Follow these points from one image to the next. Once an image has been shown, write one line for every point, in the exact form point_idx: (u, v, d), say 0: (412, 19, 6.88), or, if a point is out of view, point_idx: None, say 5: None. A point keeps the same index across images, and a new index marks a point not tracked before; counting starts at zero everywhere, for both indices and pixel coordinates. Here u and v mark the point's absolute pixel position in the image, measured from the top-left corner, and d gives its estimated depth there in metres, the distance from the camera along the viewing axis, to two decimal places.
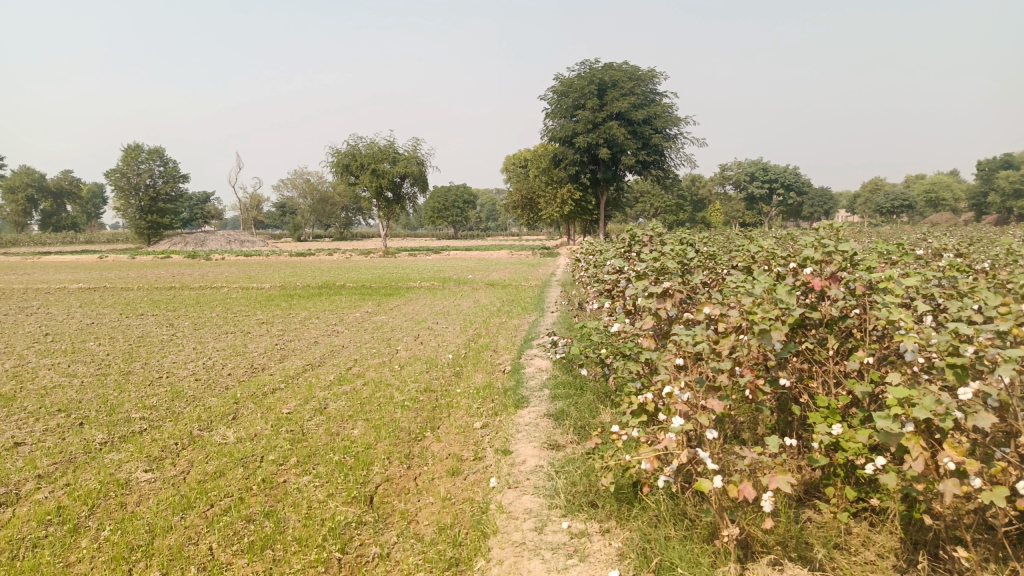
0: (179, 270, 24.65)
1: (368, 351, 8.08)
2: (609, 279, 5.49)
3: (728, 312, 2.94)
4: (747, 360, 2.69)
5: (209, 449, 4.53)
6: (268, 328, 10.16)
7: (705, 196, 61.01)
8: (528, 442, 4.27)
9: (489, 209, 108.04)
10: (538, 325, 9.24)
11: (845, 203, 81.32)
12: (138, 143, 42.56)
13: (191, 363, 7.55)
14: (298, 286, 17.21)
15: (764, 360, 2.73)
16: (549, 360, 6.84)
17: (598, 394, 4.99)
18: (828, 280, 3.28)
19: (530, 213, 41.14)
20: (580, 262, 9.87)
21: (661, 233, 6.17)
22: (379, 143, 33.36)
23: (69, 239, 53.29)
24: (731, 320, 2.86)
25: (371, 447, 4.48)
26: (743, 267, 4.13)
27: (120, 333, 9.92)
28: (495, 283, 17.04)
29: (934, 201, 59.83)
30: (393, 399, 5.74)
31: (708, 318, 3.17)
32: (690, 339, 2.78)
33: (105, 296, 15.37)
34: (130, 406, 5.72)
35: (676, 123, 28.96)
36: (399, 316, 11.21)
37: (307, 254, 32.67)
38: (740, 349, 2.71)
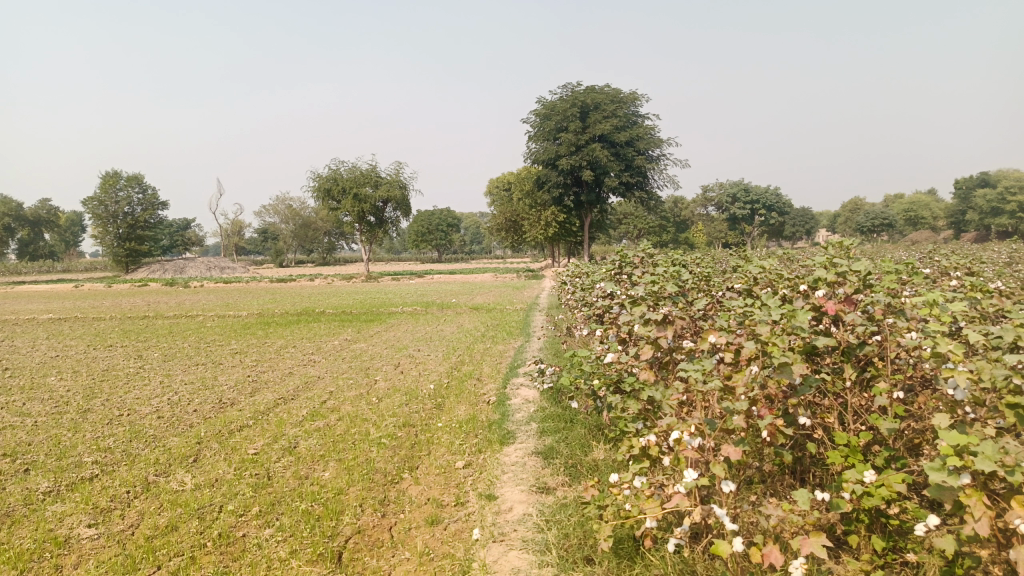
0: (155, 299, 24.08)
1: (346, 382, 7.65)
2: (599, 304, 5.14)
3: (738, 341, 2.61)
4: (762, 397, 2.36)
5: (163, 498, 4.11)
6: (241, 359, 9.71)
7: (688, 217, 61.12)
8: (515, 486, 3.89)
9: (473, 233, 108.26)
10: (523, 352, 8.87)
11: (826, 223, 82.15)
12: (116, 170, 42.12)
13: (155, 398, 7.10)
14: (277, 313, 16.78)
15: (784, 396, 2.41)
16: (536, 390, 6.46)
17: (589, 428, 4.64)
18: (843, 303, 2.97)
19: (514, 237, 40.88)
20: (566, 285, 9.54)
21: (652, 255, 5.85)
22: (361, 167, 33.06)
23: (45, 268, 52.45)
24: (742, 349, 2.53)
25: (342, 492, 4.08)
26: (743, 288, 3.82)
27: (85, 366, 9.43)
28: (479, 306, 16.66)
29: (913, 220, 60.37)
30: (369, 436, 5.33)
31: (714, 347, 2.83)
32: (700, 374, 2.44)
33: (75, 326, 14.81)
34: (83, 449, 5.27)
35: (658, 145, 28.94)
36: (379, 344, 10.78)
37: (288, 281, 32.12)
38: (755, 385, 2.36)
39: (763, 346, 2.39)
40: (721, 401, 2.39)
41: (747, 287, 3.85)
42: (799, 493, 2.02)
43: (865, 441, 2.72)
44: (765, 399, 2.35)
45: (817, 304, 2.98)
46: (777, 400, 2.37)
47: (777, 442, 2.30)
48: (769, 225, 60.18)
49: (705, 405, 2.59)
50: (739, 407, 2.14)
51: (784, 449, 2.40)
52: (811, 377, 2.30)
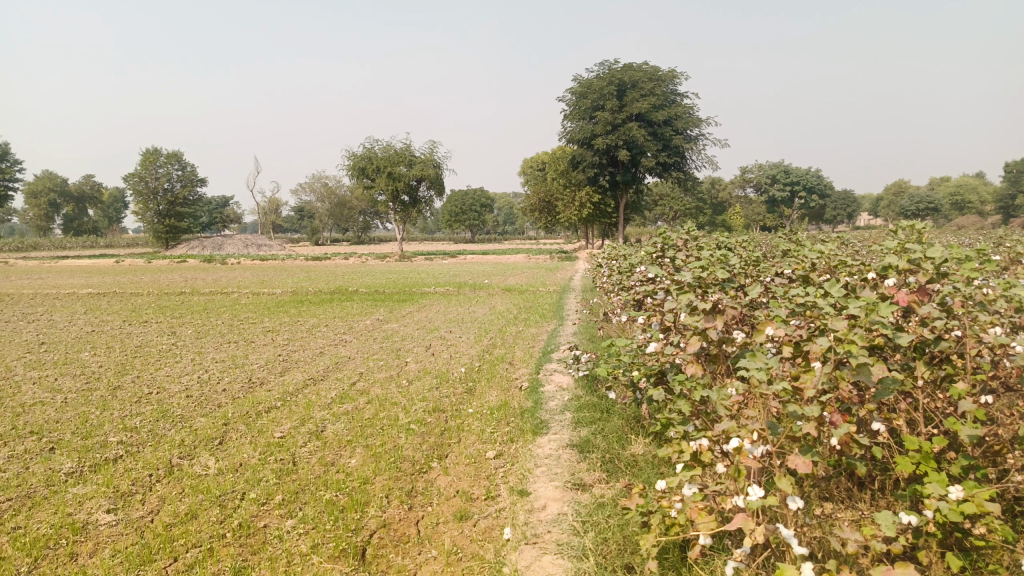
0: (193, 275, 24.34)
1: (376, 364, 7.50)
2: (639, 288, 4.86)
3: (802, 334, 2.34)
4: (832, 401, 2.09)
5: (185, 484, 3.99)
6: (273, 337, 9.65)
7: (725, 199, 59.96)
8: (548, 481, 3.67)
9: (506, 213, 108.02)
10: (557, 336, 8.64)
11: (869, 206, 80.13)
12: (157, 147, 42.69)
13: (185, 376, 7.04)
14: (310, 291, 16.78)
15: (857, 400, 2.15)
16: (571, 377, 6.22)
17: (627, 419, 4.40)
18: (917, 294, 2.67)
19: (548, 217, 40.47)
20: (601, 268, 9.27)
21: (696, 237, 5.54)
22: (395, 146, 32.96)
23: (89, 243, 53.63)
24: (808, 346, 2.26)
25: (367, 482, 3.90)
26: (798, 274, 3.52)
27: (118, 342, 9.44)
28: (511, 288, 16.46)
29: (960, 204, 58.49)
30: (397, 422, 5.15)
31: (773, 341, 2.56)
32: (762, 373, 2.18)
33: (112, 301, 14.96)
34: (109, 428, 5.20)
35: (697, 124, 28.27)
36: (410, 325, 10.64)
37: (322, 260, 32.31)
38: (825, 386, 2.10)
39: (834, 344, 2.12)
40: (786, 405, 2.13)
41: (802, 274, 3.54)
42: (880, 515, 1.77)
43: (940, 447, 2.46)
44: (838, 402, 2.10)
45: (886, 293, 2.69)
46: (850, 404, 2.11)
47: (847, 451, 2.06)
48: (809, 207, 58.80)
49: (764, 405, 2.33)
50: (810, 414, 1.90)
51: (855, 459, 2.14)
52: (891, 380, 2.03)
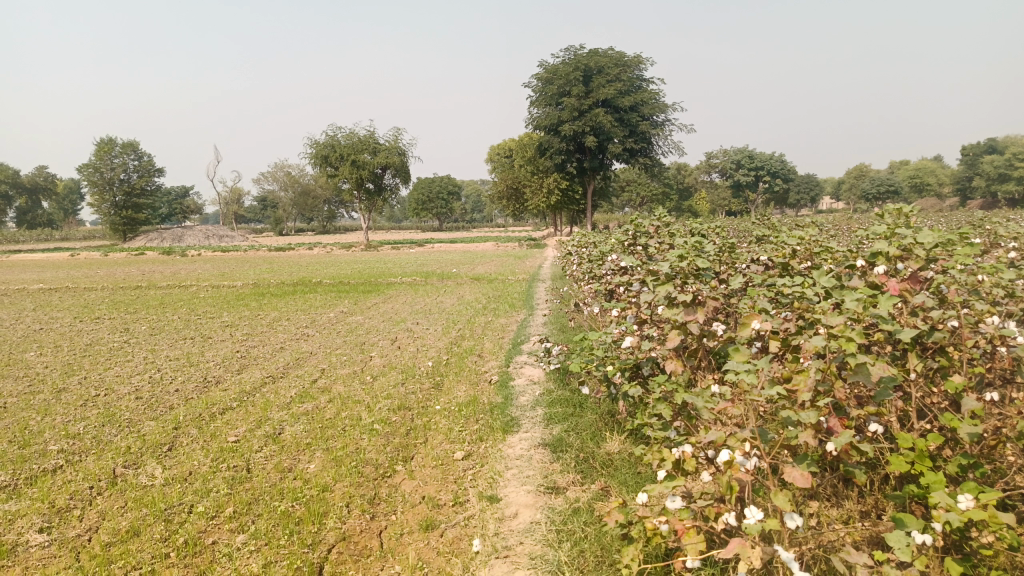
0: (151, 268, 23.63)
1: (339, 359, 7.21)
2: (612, 278, 4.66)
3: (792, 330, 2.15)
4: (829, 402, 1.92)
5: (129, 496, 3.70)
6: (232, 333, 9.28)
7: (691, 184, 60.26)
8: (519, 485, 3.46)
9: (473, 201, 107.56)
10: (527, 326, 8.42)
11: (831, 190, 81.33)
12: (112, 136, 41.32)
13: (136, 377, 6.68)
14: (273, 283, 16.32)
15: (854, 401, 1.98)
16: (542, 370, 6.01)
17: (601, 414, 4.21)
18: (909, 283, 2.51)
19: (516, 205, 40.18)
20: (570, 256, 9.06)
21: (669, 224, 5.36)
22: (359, 133, 32.35)
23: (43, 236, 51.92)
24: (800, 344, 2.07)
25: (327, 490, 3.65)
26: (778, 262, 3.35)
27: (67, 341, 8.98)
28: (480, 276, 16.17)
29: (919, 187, 59.70)
30: (360, 422, 4.88)
31: (759, 338, 2.37)
32: (752, 375, 1.99)
33: (64, 297, 14.33)
34: (50, 435, 4.85)
35: (663, 110, 28.23)
36: (376, 317, 10.32)
37: (287, 250, 31.61)
38: (823, 387, 1.91)
39: (830, 341, 1.94)
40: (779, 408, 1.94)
41: (783, 261, 3.37)
42: None
43: (934, 446, 2.32)
44: (834, 405, 1.92)
45: (875, 282, 2.53)
46: (846, 407, 1.94)
47: (846, 457, 1.89)
48: (774, 191, 59.46)
49: (752, 406, 2.15)
50: (809, 422, 1.71)
51: (854, 465, 1.98)
52: (892, 381, 1.87)
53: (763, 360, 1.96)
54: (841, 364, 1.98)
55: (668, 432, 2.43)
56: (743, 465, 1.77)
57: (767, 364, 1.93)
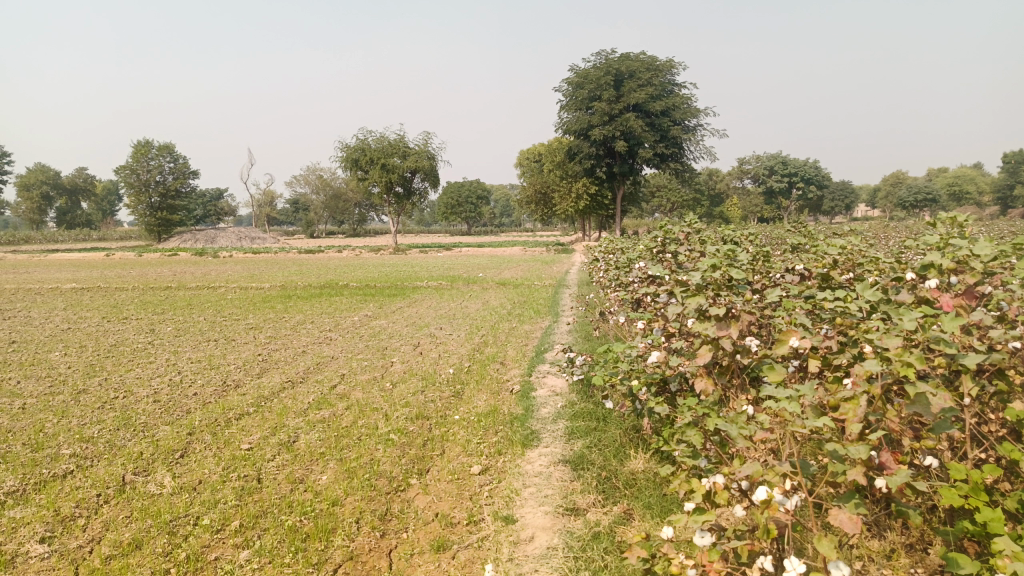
0: (183, 269, 23.86)
1: (359, 365, 7.08)
2: (639, 287, 4.46)
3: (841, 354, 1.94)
4: (880, 435, 1.71)
5: (135, 505, 3.59)
6: (255, 335, 9.23)
7: (723, 190, 59.58)
8: (537, 505, 3.28)
9: (503, 205, 107.72)
10: (552, 334, 8.23)
11: (866, 198, 79.83)
12: (149, 138, 42.01)
13: (156, 379, 6.62)
14: (300, 286, 16.33)
15: (908, 433, 1.77)
16: (565, 380, 5.81)
17: (625, 429, 4.01)
18: (964, 299, 2.28)
19: (544, 209, 39.98)
20: (597, 261, 8.85)
21: (700, 231, 5.13)
22: (389, 137, 32.44)
23: (82, 236, 52.96)
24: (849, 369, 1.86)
25: (337, 504, 3.51)
26: (817, 273, 3.13)
27: (92, 341, 9.01)
28: (506, 281, 16.02)
29: (957, 195, 58.31)
30: (376, 431, 4.74)
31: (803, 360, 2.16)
32: (796, 402, 1.79)
33: (95, 297, 14.48)
34: (64, 439, 4.78)
35: (695, 115, 27.86)
36: (399, 321, 10.21)
37: (316, 252, 31.74)
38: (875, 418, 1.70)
39: (884, 367, 1.73)
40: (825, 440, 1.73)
41: (822, 272, 3.15)
42: None
43: (992, 479, 2.09)
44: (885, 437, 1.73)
45: (928, 298, 2.33)
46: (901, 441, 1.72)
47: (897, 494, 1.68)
48: (807, 198, 58.53)
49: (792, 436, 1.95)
50: (858, 458, 1.51)
51: (907, 504, 1.77)
52: (953, 412, 1.66)
53: (807, 385, 1.76)
54: (894, 390, 1.78)
55: (697, 458, 2.24)
56: (782, 504, 1.58)
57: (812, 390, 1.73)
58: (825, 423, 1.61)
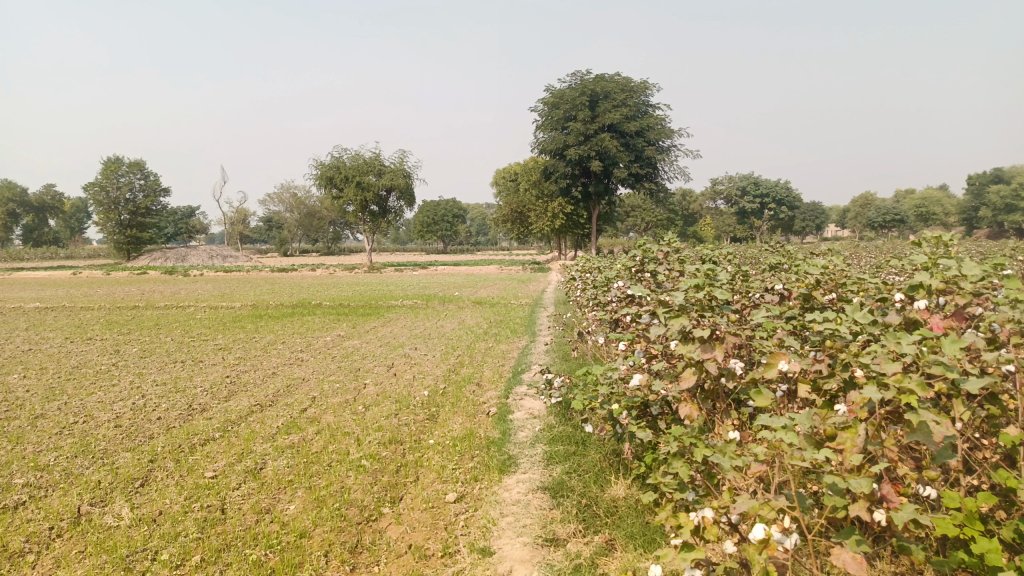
0: (152, 288, 23.39)
1: (331, 387, 6.90)
2: (618, 307, 4.37)
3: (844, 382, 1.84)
4: (880, 467, 1.62)
5: (89, 539, 3.39)
6: (224, 356, 9.00)
7: (696, 210, 60.20)
8: (515, 536, 3.15)
9: (479, 225, 107.86)
10: (528, 354, 8.12)
11: (836, 218, 81.13)
12: (119, 155, 41.39)
13: (119, 403, 6.38)
14: (272, 305, 16.06)
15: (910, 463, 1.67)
16: (542, 403, 5.69)
17: (605, 454, 3.90)
18: (954, 321, 2.21)
19: (520, 228, 40.01)
20: (574, 280, 8.76)
21: (679, 250, 5.07)
22: (364, 155, 32.30)
23: (49, 254, 51.90)
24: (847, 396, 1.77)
25: (305, 536, 3.35)
26: (800, 293, 3.06)
27: (54, 363, 8.71)
28: (481, 300, 15.90)
29: (924, 216, 59.48)
30: (347, 457, 4.57)
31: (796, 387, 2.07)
32: (791, 431, 1.69)
33: (59, 317, 14.08)
34: (17, 467, 4.54)
35: (669, 136, 28.12)
36: (373, 342, 10.02)
37: (290, 270, 31.42)
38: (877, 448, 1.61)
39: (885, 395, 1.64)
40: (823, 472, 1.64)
41: (805, 292, 3.08)
42: None
43: (988, 507, 2.01)
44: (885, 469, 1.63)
45: (919, 319, 2.26)
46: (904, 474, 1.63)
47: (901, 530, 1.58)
48: (779, 219, 59.31)
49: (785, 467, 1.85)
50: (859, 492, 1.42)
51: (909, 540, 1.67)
52: (956, 440, 1.57)
53: (802, 414, 1.67)
54: (892, 417, 1.70)
55: (684, 490, 2.13)
56: (781, 544, 1.48)
57: (809, 419, 1.64)
58: (824, 455, 1.52)
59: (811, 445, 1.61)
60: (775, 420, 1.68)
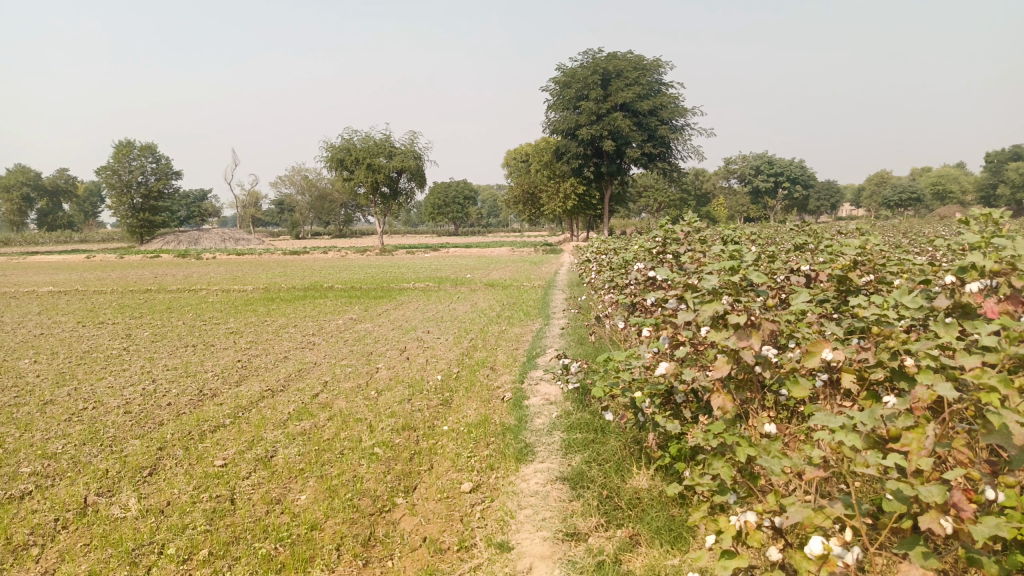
0: (165, 271, 23.39)
1: (343, 372, 6.79)
2: (639, 290, 4.22)
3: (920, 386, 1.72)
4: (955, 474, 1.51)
5: (95, 532, 3.29)
6: (235, 340, 8.91)
7: (710, 190, 59.60)
8: (534, 531, 3.01)
9: (490, 206, 107.43)
10: (543, 338, 7.97)
11: (851, 199, 80.27)
12: (130, 139, 41.35)
13: (128, 388, 6.29)
14: (284, 288, 15.96)
15: (986, 468, 1.56)
16: (558, 388, 5.55)
17: (626, 442, 3.76)
18: (1012, 305, 2.03)
19: (532, 209, 39.72)
20: (589, 261, 8.57)
21: (699, 230, 4.89)
22: (375, 137, 32.09)
23: (63, 238, 52.12)
24: (919, 396, 1.67)
25: (316, 529, 3.23)
26: (833, 274, 2.89)
27: (66, 348, 8.64)
28: (494, 283, 15.74)
29: (941, 194, 58.60)
30: (360, 445, 4.45)
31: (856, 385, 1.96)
32: (854, 433, 1.60)
33: (73, 301, 14.05)
34: (25, 455, 4.45)
35: (682, 115, 27.74)
36: (385, 325, 9.90)
37: (301, 253, 31.35)
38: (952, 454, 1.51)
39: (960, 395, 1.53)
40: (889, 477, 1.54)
41: (840, 273, 2.91)
42: None
43: None
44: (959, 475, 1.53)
45: (970, 302, 2.09)
46: (980, 482, 1.52)
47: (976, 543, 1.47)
48: (794, 198, 58.64)
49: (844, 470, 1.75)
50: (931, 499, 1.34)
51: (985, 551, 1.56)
52: None
53: (860, 415, 1.60)
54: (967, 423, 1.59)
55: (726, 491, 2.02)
56: (840, 558, 1.41)
57: (869, 422, 1.57)
58: (889, 462, 1.44)
59: (875, 451, 1.54)
60: (832, 422, 1.61)
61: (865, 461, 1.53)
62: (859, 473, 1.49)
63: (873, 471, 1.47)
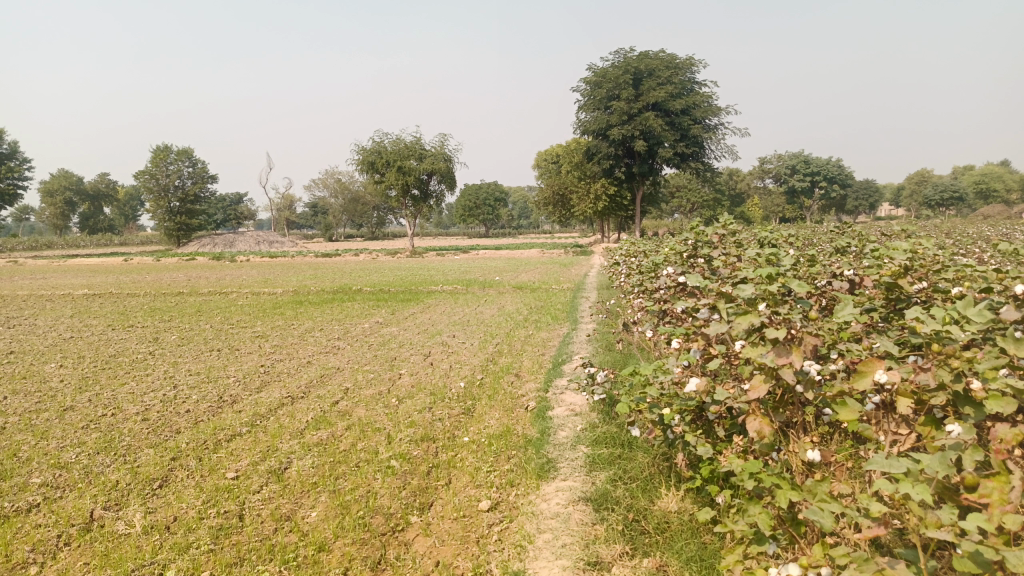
0: (198, 274, 23.60)
1: (365, 378, 6.63)
2: (669, 297, 3.98)
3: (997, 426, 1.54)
4: None
5: (97, 550, 3.16)
6: (261, 345, 8.84)
7: (745, 190, 58.59)
8: (553, 559, 2.79)
9: (521, 207, 107.31)
10: (570, 343, 7.72)
11: (889, 198, 78.31)
12: (168, 143, 42.03)
13: (149, 395, 6.21)
14: (313, 291, 15.96)
15: None
16: (584, 398, 5.32)
17: (654, 459, 3.53)
18: None
19: (562, 211, 39.46)
20: (618, 265, 8.30)
21: (734, 233, 4.62)
22: (405, 139, 32.12)
23: (104, 241, 53.22)
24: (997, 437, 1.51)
25: (323, 551, 3.05)
26: (881, 281, 2.65)
27: (93, 351, 8.66)
28: (522, 285, 15.52)
29: (984, 192, 57.03)
30: (376, 457, 4.28)
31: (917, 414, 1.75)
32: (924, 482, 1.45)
33: (106, 304, 14.19)
34: (37, 465, 4.36)
35: (715, 113, 27.28)
36: (411, 329, 9.74)
37: (333, 256, 31.53)
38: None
39: None
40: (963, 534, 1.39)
41: (890, 280, 2.65)
42: None
43: None
44: None
45: None
46: None
47: None
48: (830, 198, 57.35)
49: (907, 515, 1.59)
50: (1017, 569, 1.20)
51: None
52: None
53: (928, 461, 1.46)
54: None
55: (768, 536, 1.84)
56: None
57: (938, 470, 1.43)
58: (971, 525, 1.30)
59: (948, 506, 1.40)
60: (897, 468, 1.46)
61: (936, 519, 1.39)
62: (933, 532, 1.36)
63: (949, 532, 1.34)
